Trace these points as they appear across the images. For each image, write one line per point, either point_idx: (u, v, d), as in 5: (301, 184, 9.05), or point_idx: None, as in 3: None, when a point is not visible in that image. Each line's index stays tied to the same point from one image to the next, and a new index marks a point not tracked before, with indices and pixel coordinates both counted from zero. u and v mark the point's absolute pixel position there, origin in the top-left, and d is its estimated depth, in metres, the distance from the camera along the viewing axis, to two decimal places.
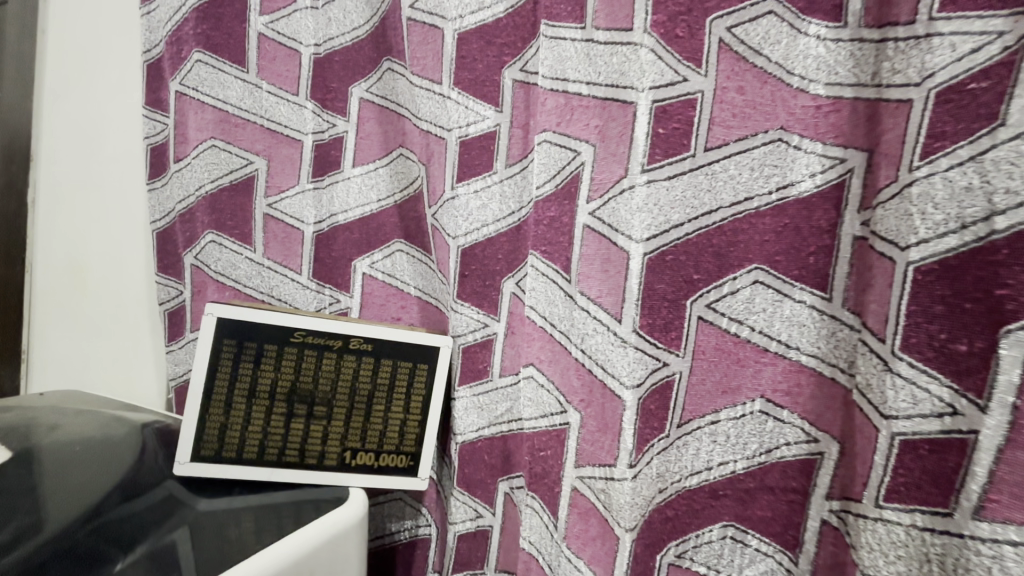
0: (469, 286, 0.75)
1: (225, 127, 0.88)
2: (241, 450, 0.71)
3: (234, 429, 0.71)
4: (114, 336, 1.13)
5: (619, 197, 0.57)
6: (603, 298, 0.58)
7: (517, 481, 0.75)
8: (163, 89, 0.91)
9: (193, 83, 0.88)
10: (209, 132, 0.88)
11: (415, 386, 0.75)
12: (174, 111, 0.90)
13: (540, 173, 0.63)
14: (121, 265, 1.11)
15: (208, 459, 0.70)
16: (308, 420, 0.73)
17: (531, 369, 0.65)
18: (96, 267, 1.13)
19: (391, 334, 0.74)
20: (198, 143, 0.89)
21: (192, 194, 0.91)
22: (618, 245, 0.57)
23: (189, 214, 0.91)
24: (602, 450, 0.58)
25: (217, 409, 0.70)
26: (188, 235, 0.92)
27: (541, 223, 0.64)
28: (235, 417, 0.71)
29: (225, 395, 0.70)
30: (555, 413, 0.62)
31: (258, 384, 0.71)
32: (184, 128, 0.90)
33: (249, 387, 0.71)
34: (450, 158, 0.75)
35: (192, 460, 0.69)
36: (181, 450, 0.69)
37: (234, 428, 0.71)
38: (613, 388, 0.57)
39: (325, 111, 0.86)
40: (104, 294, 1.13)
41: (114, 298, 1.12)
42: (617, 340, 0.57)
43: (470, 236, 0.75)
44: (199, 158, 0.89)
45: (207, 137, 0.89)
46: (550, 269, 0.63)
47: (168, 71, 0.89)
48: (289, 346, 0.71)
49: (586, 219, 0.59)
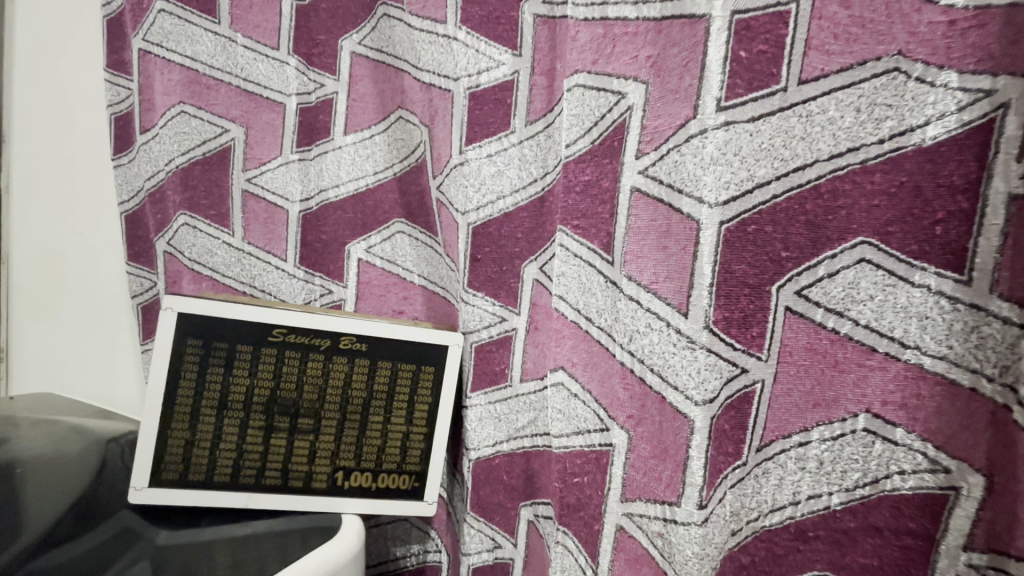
0: (483, 272, 0.62)
1: (196, 89, 0.75)
2: (211, 471, 0.59)
3: (202, 447, 0.59)
4: (95, 336, 0.99)
5: (685, 146, 0.42)
6: (660, 284, 0.43)
7: (543, 509, 0.62)
8: (126, 48, 0.78)
9: (158, 39, 0.75)
10: (177, 95, 0.76)
11: (418, 392, 0.62)
12: (138, 73, 0.77)
13: (571, 127, 0.49)
14: (99, 254, 0.96)
15: (171, 483, 0.58)
16: (291, 436, 0.60)
17: (560, 375, 0.52)
18: (70, 258, 0.98)
19: (390, 330, 0.61)
20: (165, 109, 0.76)
21: (160, 169, 0.78)
22: (680, 211, 0.42)
23: (159, 193, 0.79)
24: (658, 482, 0.44)
25: (181, 423, 0.58)
26: (158, 217, 0.79)
27: (573, 190, 0.50)
28: (202, 431, 0.58)
29: (191, 406, 0.58)
30: (593, 431, 0.49)
31: (229, 393, 0.59)
32: (150, 92, 0.77)
33: (219, 396, 0.58)
34: (458, 116, 0.62)
35: (151, 485, 0.58)
36: (138, 473, 0.57)
37: (202, 445, 0.59)
38: (674, 404, 0.43)
39: (311, 68, 0.72)
40: (80, 289, 0.98)
41: (91, 292, 0.98)
42: (681, 340, 0.42)
43: (482, 211, 0.61)
44: (168, 127, 0.76)
45: (176, 102, 0.76)
46: (585, 249, 0.49)
47: (131, 26, 0.77)
48: (266, 347, 0.59)
49: (636, 179, 0.45)
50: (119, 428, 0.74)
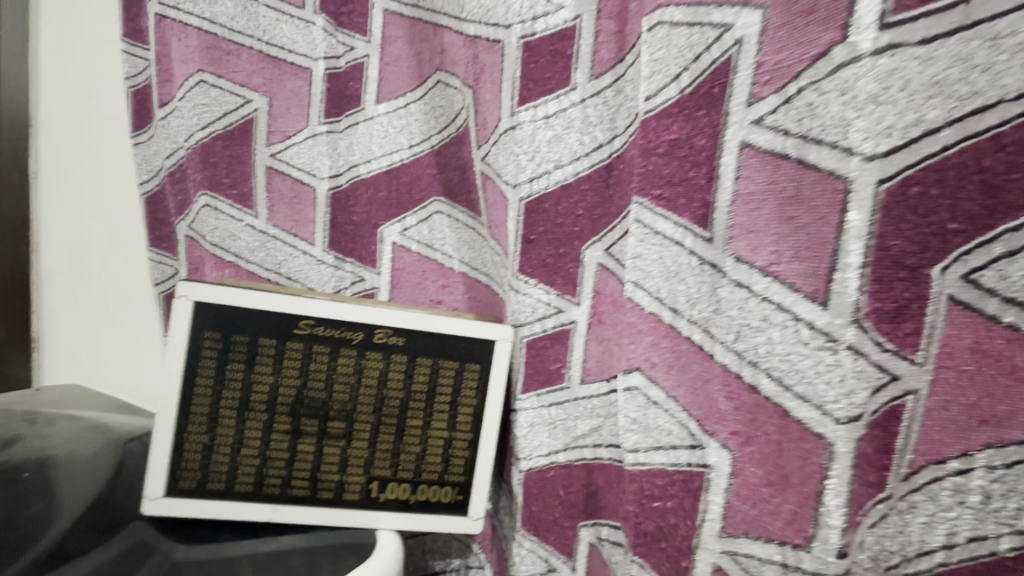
0: (537, 256, 0.53)
1: (216, 56, 0.68)
2: (232, 480, 0.52)
3: (223, 453, 0.52)
4: (128, 327, 0.90)
5: (824, 84, 0.32)
6: (782, 266, 0.34)
7: (609, 533, 0.53)
8: (143, 14, 0.71)
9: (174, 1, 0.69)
10: (196, 63, 0.69)
11: (463, 393, 0.55)
12: (155, 41, 0.70)
13: (652, 76, 0.39)
14: (124, 240, 0.87)
15: (189, 493, 0.52)
16: (319, 442, 0.53)
17: (634, 377, 0.42)
18: (98, 245, 0.89)
19: (429, 324, 0.53)
20: (183, 80, 0.70)
21: (180, 145, 0.71)
22: (818, 166, 0.32)
23: (179, 172, 0.72)
24: (774, 517, 0.35)
25: (199, 426, 0.51)
26: (179, 198, 0.73)
27: (654, 153, 0.39)
28: (222, 435, 0.52)
29: (210, 407, 0.51)
30: (679, 449, 0.40)
31: (251, 392, 0.52)
32: (168, 61, 0.70)
33: (240, 395, 0.52)
34: (509, 72, 0.53)
35: (170, 494, 0.51)
36: (153, 482, 0.51)
37: (223, 451, 0.52)
38: (802, 420, 0.33)
39: (340, 29, 0.64)
40: (106, 279, 0.90)
41: (118, 282, 0.89)
42: (815, 339, 0.33)
43: (537, 184, 0.52)
44: (187, 100, 0.70)
45: (195, 71, 0.69)
46: (674, 223, 0.39)
47: None
48: (291, 342, 0.52)
49: (746, 133, 0.35)
50: (140, 424, 0.69)
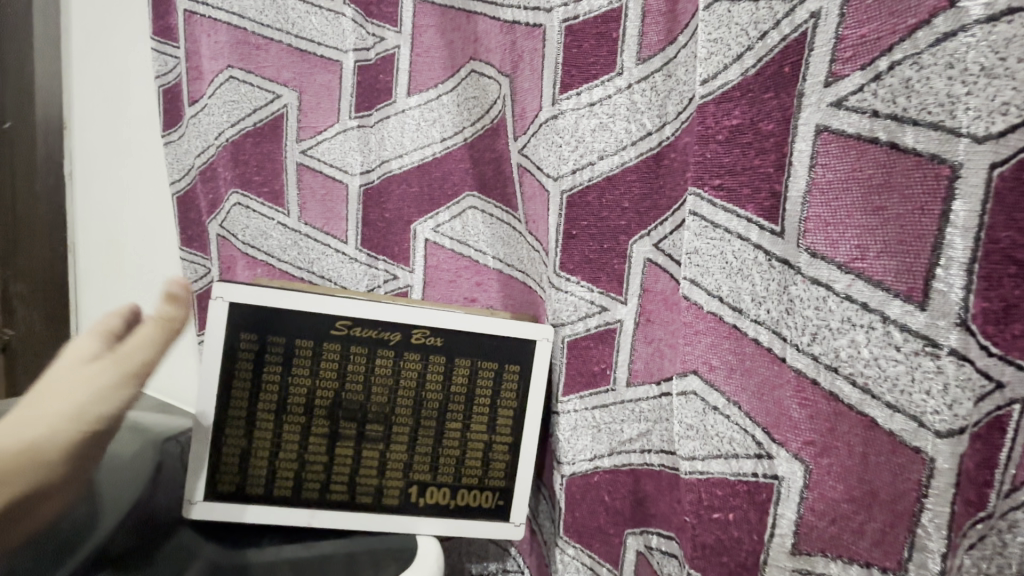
0: (579, 251, 0.50)
1: (245, 51, 0.67)
2: (270, 484, 0.51)
3: (261, 456, 0.51)
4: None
5: (924, 57, 0.28)
6: (868, 262, 0.31)
7: (656, 541, 0.50)
8: (172, 11, 0.70)
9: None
10: (225, 59, 0.68)
11: (503, 395, 0.53)
12: (185, 39, 0.69)
13: (710, 57, 0.36)
14: (151, 239, 0.85)
15: (228, 498, 0.51)
16: (356, 446, 0.52)
17: (691, 381, 0.38)
18: (132, 243, 0.86)
19: (468, 324, 0.52)
20: (213, 77, 0.69)
21: (212, 143, 0.70)
22: (914, 150, 0.29)
23: (210, 171, 0.71)
24: (860, 537, 0.33)
25: (237, 429, 0.51)
26: (211, 198, 0.72)
27: (713, 140, 0.36)
28: (260, 439, 0.51)
29: (248, 409, 0.50)
30: (743, 459, 0.36)
31: (288, 395, 0.51)
32: (198, 59, 0.69)
33: (277, 398, 0.51)
34: (550, 57, 0.51)
35: (207, 498, 0.51)
36: (192, 486, 0.50)
37: (261, 454, 0.51)
38: (895, 432, 0.30)
39: (370, 19, 0.62)
40: (134, 279, 0.87)
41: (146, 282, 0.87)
42: (909, 344, 0.29)
43: (579, 175, 0.49)
44: (218, 97, 0.69)
45: (224, 68, 0.68)
46: (736, 216, 0.36)
47: None
48: (328, 343, 0.50)
49: (824, 114, 0.32)
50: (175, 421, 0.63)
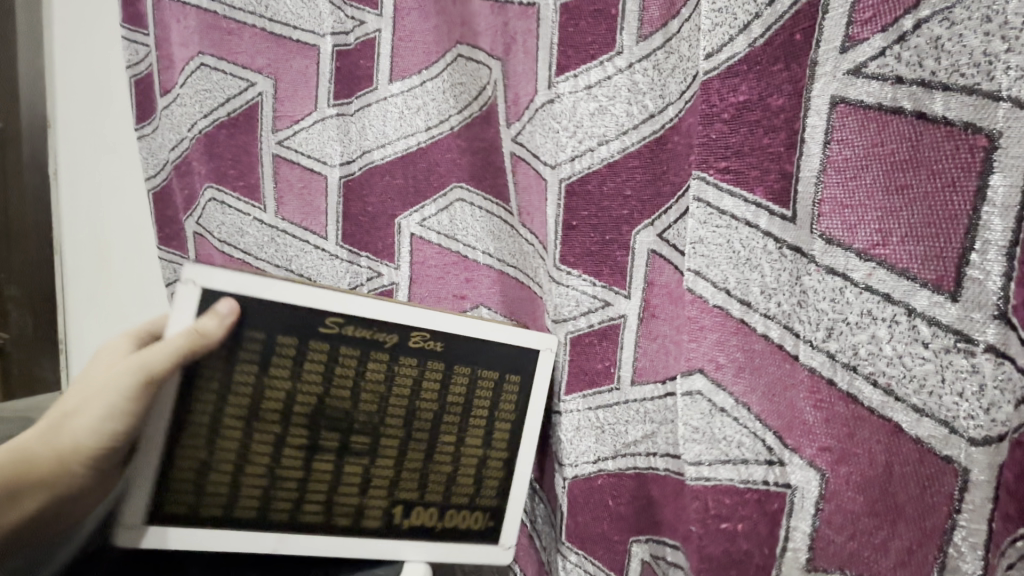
0: (582, 243, 0.48)
1: (218, 37, 0.66)
2: (231, 506, 0.43)
3: (222, 474, 0.43)
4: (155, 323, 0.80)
5: (956, 12, 0.25)
6: (891, 248, 0.27)
7: (660, 550, 0.47)
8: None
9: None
10: (195, 45, 0.67)
11: (500, 403, 0.49)
12: (154, 27, 0.69)
13: (714, 28, 0.32)
14: (138, 236, 0.78)
15: (177, 521, 0.43)
16: (338, 461, 0.45)
17: (695, 380, 0.35)
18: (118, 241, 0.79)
19: (470, 327, 0.47)
20: (184, 65, 0.68)
21: (186, 135, 0.69)
22: (944, 120, 0.25)
23: (185, 164, 0.70)
24: (883, 553, 0.29)
25: (191, 444, 0.42)
26: (187, 193, 0.71)
27: (717, 119, 0.33)
28: (222, 454, 0.43)
29: (208, 420, 0.42)
30: (755, 466, 0.33)
31: (260, 403, 0.43)
32: (168, 46, 0.68)
33: (246, 405, 0.43)
34: (545, 38, 0.49)
35: (153, 522, 0.42)
36: (131, 507, 0.41)
37: (222, 471, 0.43)
38: (923, 439, 0.27)
39: (347, 2, 0.60)
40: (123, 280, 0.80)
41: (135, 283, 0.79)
42: (939, 339, 0.26)
43: (583, 162, 0.47)
44: (188, 87, 0.68)
45: (195, 54, 0.67)
46: (744, 200, 0.33)
47: None
48: (314, 343, 0.43)
49: (839, 83, 0.29)
50: None
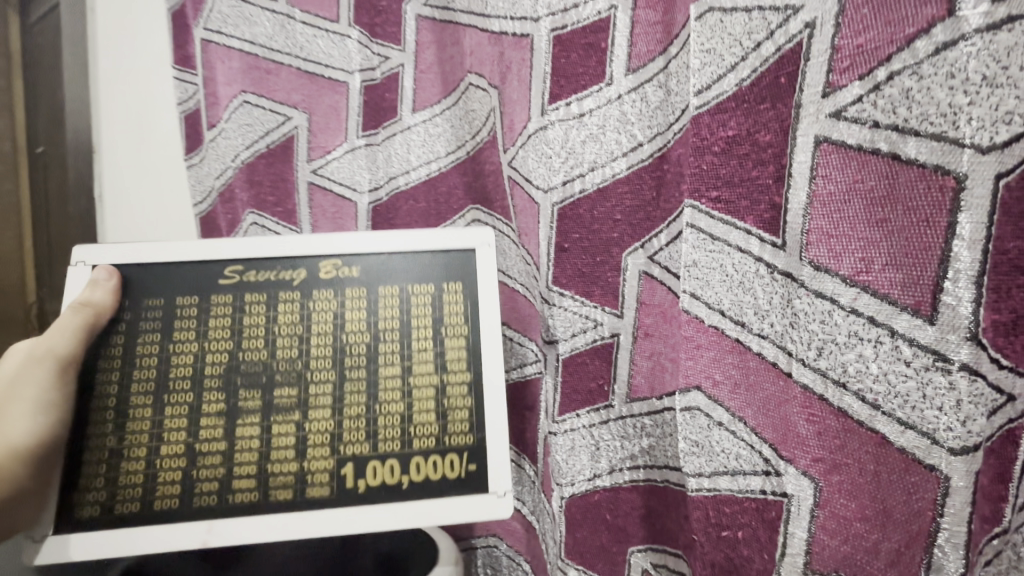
0: (573, 265, 0.50)
1: (256, 75, 0.67)
2: (149, 497, 0.42)
3: (136, 455, 0.43)
4: None
5: (924, 66, 0.27)
6: (874, 275, 0.30)
7: (659, 557, 0.50)
8: (188, 40, 0.70)
9: (216, 26, 0.68)
10: (239, 83, 0.68)
11: (446, 323, 0.47)
12: (202, 66, 0.70)
13: (703, 68, 0.36)
14: None
15: (97, 521, 0.42)
16: (265, 417, 0.44)
17: (694, 397, 0.37)
18: None
19: (384, 265, 0.48)
20: (228, 102, 0.68)
21: (229, 167, 0.70)
22: (917, 162, 0.28)
23: (228, 193, 0.71)
24: (873, 555, 0.32)
25: (104, 425, 0.43)
26: (230, 217, 0.72)
27: (709, 151, 0.36)
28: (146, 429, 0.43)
29: (117, 398, 0.44)
30: (750, 474, 0.36)
31: (175, 369, 0.45)
32: (212, 84, 0.69)
33: (159, 376, 0.44)
34: (538, 68, 0.49)
35: (61, 529, 0.41)
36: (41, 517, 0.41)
37: (136, 454, 0.43)
38: (908, 450, 0.29)
39: (375, 40, 0.62)
40: None
41: None
42: (918, 357, 0.29)
43: (570, 187, 0.48)
44: (233, 122, 0.69)
45: (238, 92, 0.68)
46: (735, 228, 0.36)
47: (191, 14, 0.69)
48: (216, 296, 0.46)
49: (823, 125, 0.32)
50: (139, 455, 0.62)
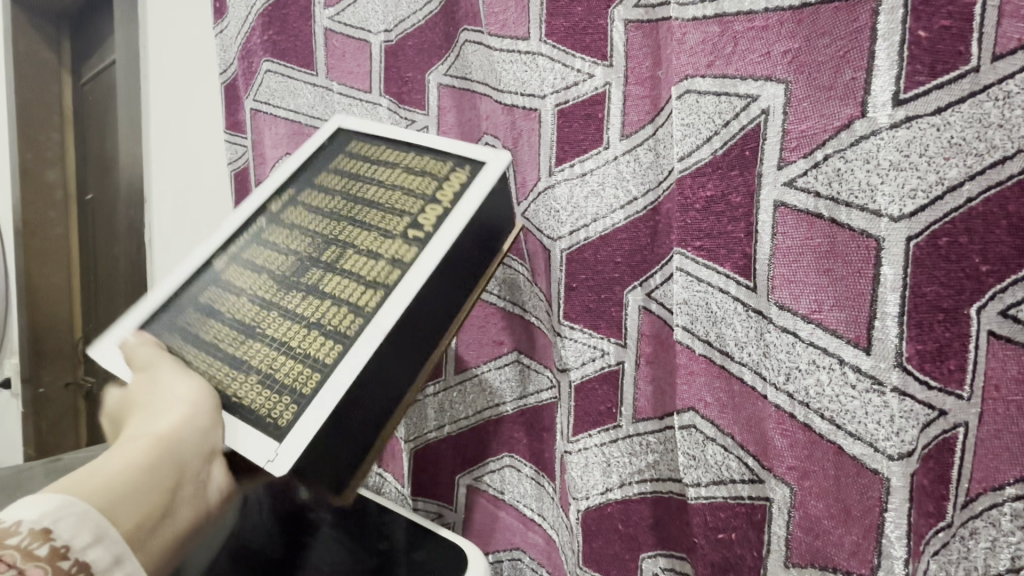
0: (581, 302, 0.57)
1: (299, 139, 0.78)
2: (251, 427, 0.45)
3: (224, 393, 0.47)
4: None
5: (848, 152, 0.35)
6: (824, 313, 0.37)
7: (668, 562, 0.55)
8: (240, 109, 0.85)
9: (265, 97, 0.80)
10: (284, 147, 0.79)
11: (371, 157, 0.57)
12: (252, 131, 0.83)
13: (684, 139, 0.43)
14: None
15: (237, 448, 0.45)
16: (331, 272, 0.51)
17: (692, 417, 0.44)
18: None
19: (303, 184, 0.58)
20: (275, 162, 0.80)
21: None
22: (850, 226, 0.36)
23: None
24: (839, 548, 0.38)
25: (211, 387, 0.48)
26: None
27: (692, 208, 0.43)
28: (269, 387, 0.46)
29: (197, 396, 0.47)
30: (737, 481, 0.42)
31: (221, 339, 0.51)
32: (261, 147, 0.82)
33: (243, 332, 0.50)
34: (547, 136, 0.58)
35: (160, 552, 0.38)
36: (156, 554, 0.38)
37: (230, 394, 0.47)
38: (857, 456, 0.36)
39: (402, 106, 0.72)
40: None
41: None
42: (862, 381, 0.36)
43: (577, 234, 0.56)
44: None
45: (282, 154, 0.79)
46: (717, 272, 0.43)
47: (243, 90, 0.83)
48: (230, 275, 0.54)
49: (779, 191, 0.39)
50: None
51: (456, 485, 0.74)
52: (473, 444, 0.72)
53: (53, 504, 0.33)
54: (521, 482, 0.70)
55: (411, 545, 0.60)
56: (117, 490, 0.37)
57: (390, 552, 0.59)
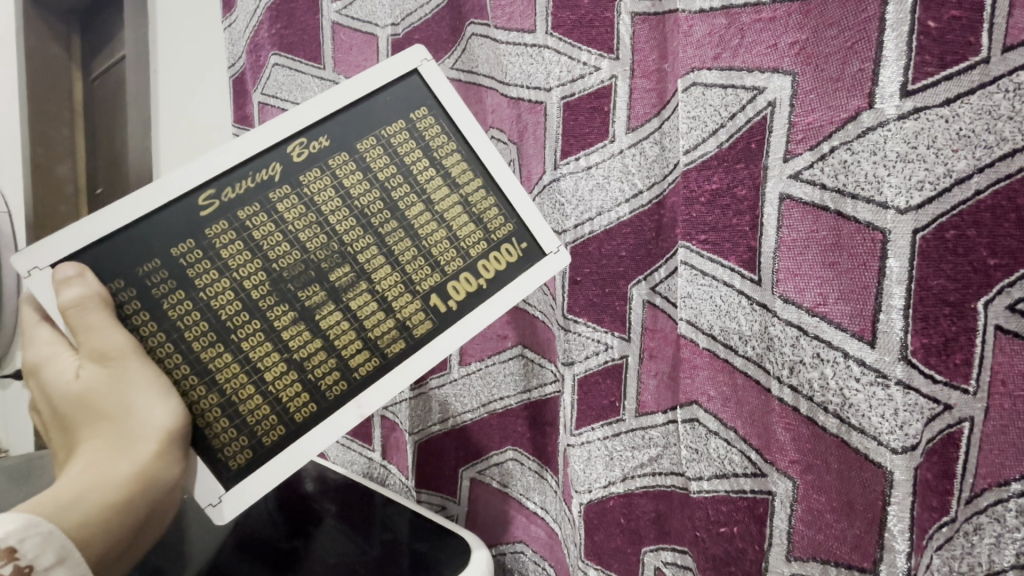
0: (584, 295, 0.57)
1: None
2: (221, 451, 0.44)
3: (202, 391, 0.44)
4: None
5: (855, 144, 0.35)
6: (829, 306, 0.37)
7: (667, 557, 0.55)
8: (247, 103, 0.86)
9: (272, 91, 0.80)
10: None
11: (433, 146, 0.51)
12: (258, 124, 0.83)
13: (691, 131, 0.43)
14: None
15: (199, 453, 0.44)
16: (334, 302, 0.48)
17: (694, 410, 0.44)
18: None
19: (333, 132, 0.49)
20: None
21: None
22: (856, 219, 0.36)
23: None
24: (840, 541, 0.38)
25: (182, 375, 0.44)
26: None
27: (697, 202, 0.43)
28: (231, 420, 0.45)
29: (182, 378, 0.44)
30: (739, 476, 0.42)
31: (187, 323, 0.45)
32: None
33: (216, 328, 0.45)
34: (552, 130, 0.58)
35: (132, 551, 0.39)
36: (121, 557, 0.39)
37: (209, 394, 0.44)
38: (861, 450, 0.36)
39: None
40: None
41: None
42: (866, 374, 0.35)
43: (581, 228, 0.56)
44: None
45: None
46: (721, 265, 0.42)
47: (251, 83, 0.84)
48: (210, 228, 0.46)
49: (786, 184, 0.39)
50: None
51: (458, 478, 0.75)
52: (476, 437, 0.72)
53: (18, 524, 0.32)
54: (524, 475, 0.70)
55: (413, 535, 0.60)
56: (78, 499, 0.35)
57: (393, 541, 0.59)
